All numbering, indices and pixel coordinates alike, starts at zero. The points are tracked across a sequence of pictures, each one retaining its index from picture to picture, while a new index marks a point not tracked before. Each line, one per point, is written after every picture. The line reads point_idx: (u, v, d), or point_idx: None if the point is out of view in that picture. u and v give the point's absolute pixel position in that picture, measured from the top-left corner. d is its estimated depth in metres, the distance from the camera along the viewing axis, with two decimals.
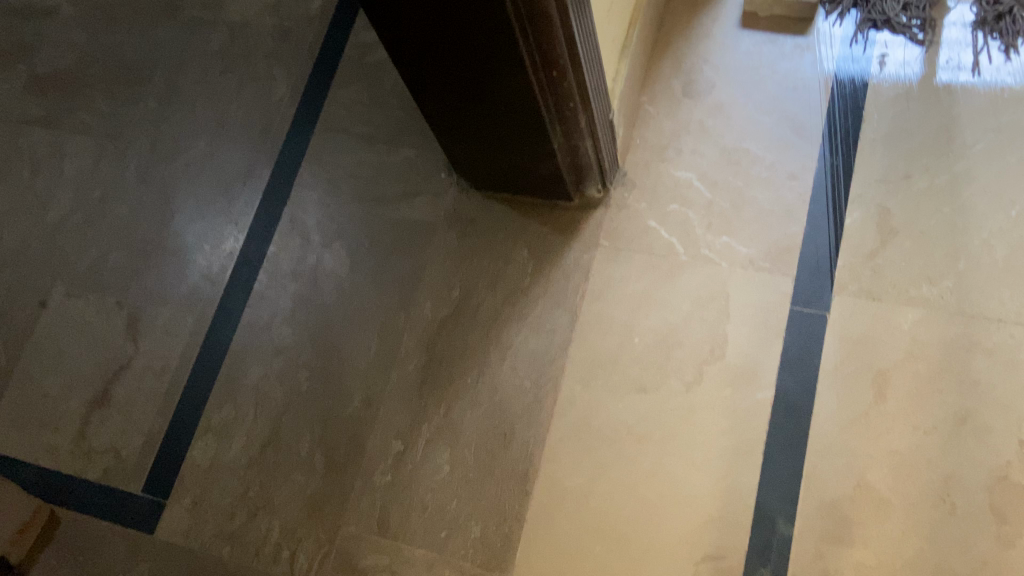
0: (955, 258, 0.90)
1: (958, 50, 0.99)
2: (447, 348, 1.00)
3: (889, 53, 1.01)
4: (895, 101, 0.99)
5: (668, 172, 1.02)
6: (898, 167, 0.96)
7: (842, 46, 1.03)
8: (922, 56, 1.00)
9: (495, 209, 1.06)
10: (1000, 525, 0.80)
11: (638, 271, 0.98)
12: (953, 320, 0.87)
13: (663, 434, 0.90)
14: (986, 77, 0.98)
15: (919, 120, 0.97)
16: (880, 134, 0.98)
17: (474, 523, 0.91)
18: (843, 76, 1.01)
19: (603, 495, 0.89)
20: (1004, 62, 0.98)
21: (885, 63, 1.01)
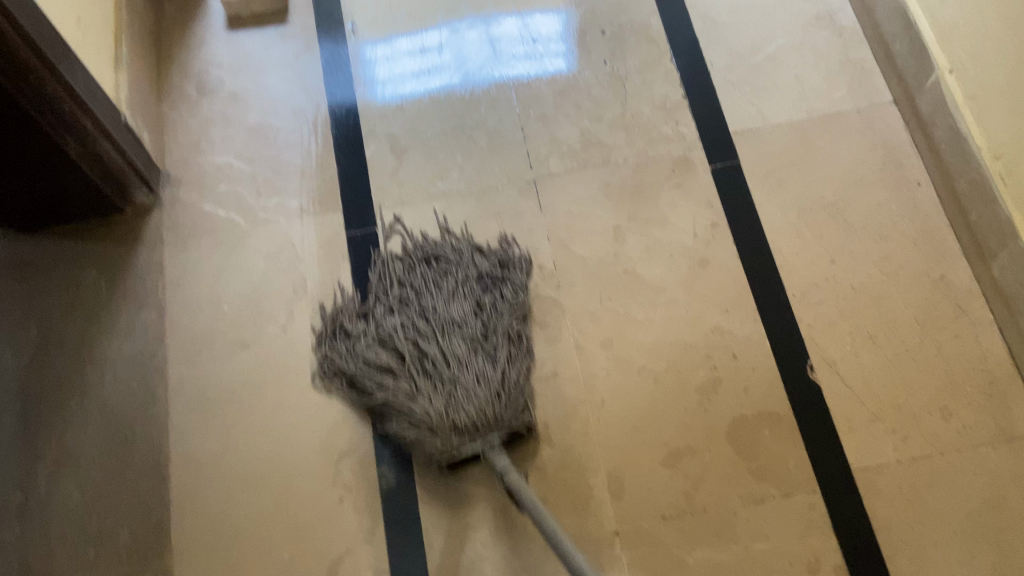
0: (454, 154, 1.11)
1: (456, 47, 1.19)
2: (41, 387, 0.98)
3: (401, 51, 1.19)
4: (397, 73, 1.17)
5: (208, 161, 1.11)
6: (390, 102, 1.15)
7: (365, 47, 1.19)
8: (426, 54, 1.18)
9: (49, 244, 1.06)
10: (545, 329, 1.00)
11: (209, 250, 1.06)
12: (467, 200, 1.08)
13: (275, 374, 0.99)
14: (473, 68, 1.17)
15: (419, 84, 1.16)
16: (373, 83, 1.16)
17: (122, 529, 0.91)
18: (360, 72, 1.17)
19: (238, 447, 0.95)
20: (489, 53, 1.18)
21: (396, 60, 1.18)
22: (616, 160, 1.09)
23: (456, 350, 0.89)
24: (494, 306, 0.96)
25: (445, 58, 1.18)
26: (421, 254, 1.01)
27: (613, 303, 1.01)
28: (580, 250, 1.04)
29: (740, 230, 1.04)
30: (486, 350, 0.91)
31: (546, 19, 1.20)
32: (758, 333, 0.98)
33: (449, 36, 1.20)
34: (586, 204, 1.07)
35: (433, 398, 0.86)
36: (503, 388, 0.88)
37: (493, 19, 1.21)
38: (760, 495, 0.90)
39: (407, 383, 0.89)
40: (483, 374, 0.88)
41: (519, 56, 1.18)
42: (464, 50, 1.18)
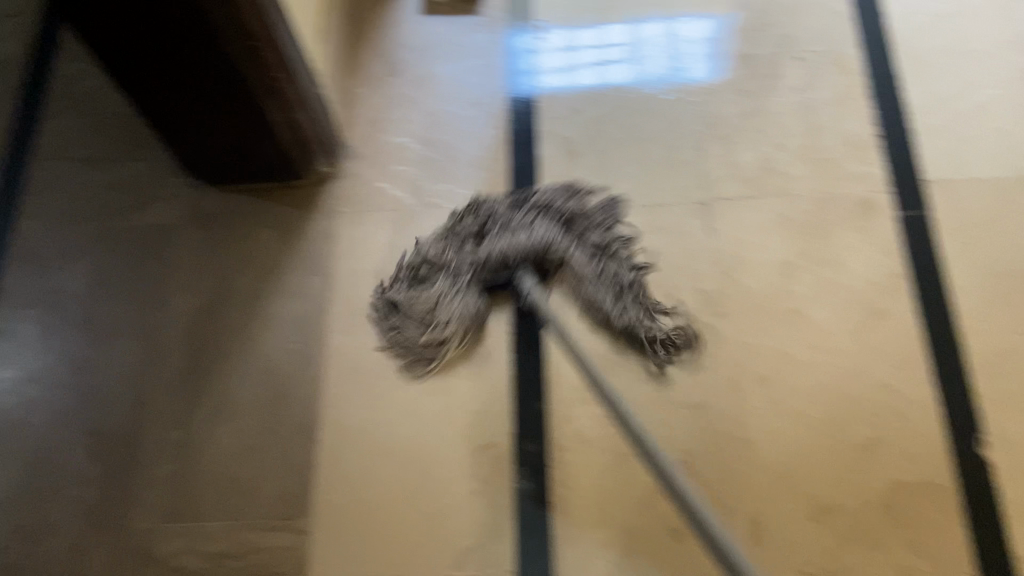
0: (627, 165, 1.09)
1: (607, 49, 1.18)
2: (210, 334, 1.04)
3: (551, 47, 1.19)
4: (566, 75, 1.17)
5: (388, 140, 1.14)
6: (568, 104, 1.15)
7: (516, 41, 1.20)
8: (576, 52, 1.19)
9: (233, 199, 1.12)
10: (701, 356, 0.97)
11: (378, 227, 1.09)
12: (635, 213, 1.06)
13: (426, 358, 1.01)
14: (623, 72, 1.16)
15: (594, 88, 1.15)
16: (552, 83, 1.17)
17: (266, 482, 0.95)
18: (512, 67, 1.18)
19: (383, 423, 0.97)
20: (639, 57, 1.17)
21: (549, 57, 1.18)
22: (795, 194, 1.05)
23: (506, 247, 0.98)
24: (574, 207, 1.02)
25: (589, 57, 1.18)
26: (566, 215, 1.01)
27: (775, 340, 0.97)
28: (747, 281, 1.01)
29: (922, 286, 0.98)
30: (538, 218, 1.01)
31: (696, 23, 1.19)
32: (929, 398, 0.93)
33: (599, 36, 1.20)
34: (758, 234, 1.03)
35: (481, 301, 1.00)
36: (537, 241, 0.99)
37: (645, 21, 1.20)
38: (909, 569, 0.86)
39: (454, 246, 1.01)
40: (526, 232, 0.99)
41: (661, 57, 1.17)
42: (612, 52, 1.18)
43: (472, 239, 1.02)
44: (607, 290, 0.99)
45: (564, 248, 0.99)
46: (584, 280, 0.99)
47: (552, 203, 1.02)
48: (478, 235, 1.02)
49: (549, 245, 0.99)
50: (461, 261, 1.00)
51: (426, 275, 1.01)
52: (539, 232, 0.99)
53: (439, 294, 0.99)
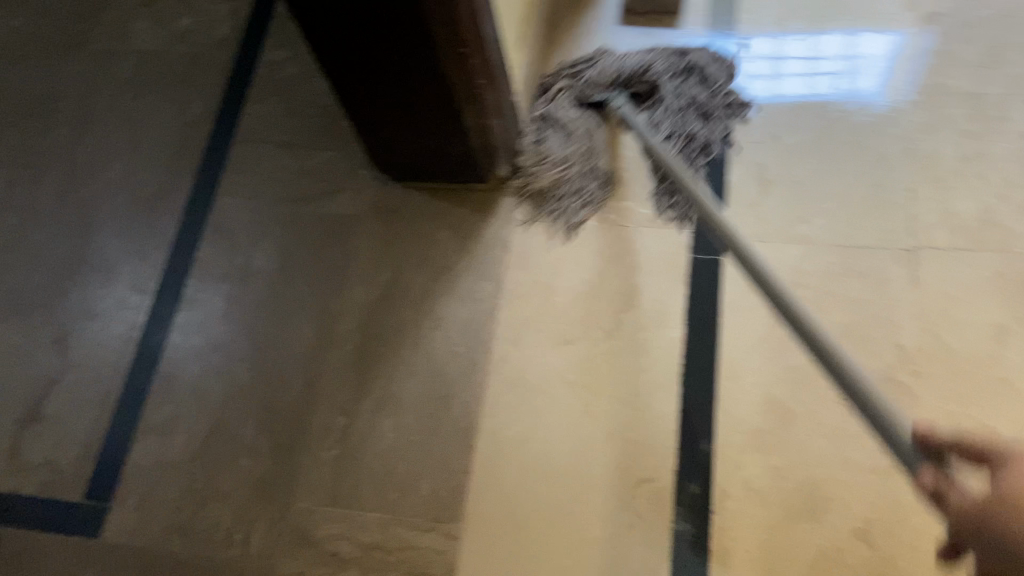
0: (824, 200, 1.03)
1: (779, 64, 1.13)
2: (381, 326, 1.05)
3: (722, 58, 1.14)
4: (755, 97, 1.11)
5: None
6: (763, 130, 1.09)
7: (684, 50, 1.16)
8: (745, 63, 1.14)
9: (414, 196, 1.13)
10: (889, 417, 0.90)
11: (554, 239, 1.07)
12: (829, 253, 0.99)
13: (590, 378, 0.98)
14: (797, 89, 1.11)
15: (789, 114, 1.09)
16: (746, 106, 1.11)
17: (423, 481, 0.96)
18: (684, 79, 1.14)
19: (541, 439, 0.96)
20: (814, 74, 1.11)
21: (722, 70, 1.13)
22: (1016, 252, 0.96)
23: (617, 76, 1.11)
24: (698, 62, 1.11)
25: (761, 70, 1.13)
26: (686, 65, 1.11)
27: (978, 412, 0.88)
28: (950, 341, 0.92)
29: None
30: (647, 60, 1.11)
31: (875, 37, 1.12)
32: None
33: (771, 49, 1.14)
34: (966, 291, 0.95)
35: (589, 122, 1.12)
36: (643, 75, 1.10)
37: (823, 35, 1.14)
38: None
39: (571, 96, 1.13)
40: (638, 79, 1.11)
41: (838, 74, 1.11)
42: (785, 67, 1.13)
43: (591, 78, 1.11)
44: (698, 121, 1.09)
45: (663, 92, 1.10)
46: (679, 116, 1.09)
47: (675, 61, 1.11)
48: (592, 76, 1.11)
49: (654, 77, 1.10)
50: (579, 136, 1.11)
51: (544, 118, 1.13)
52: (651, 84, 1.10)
53: (555, 136, 1.11)
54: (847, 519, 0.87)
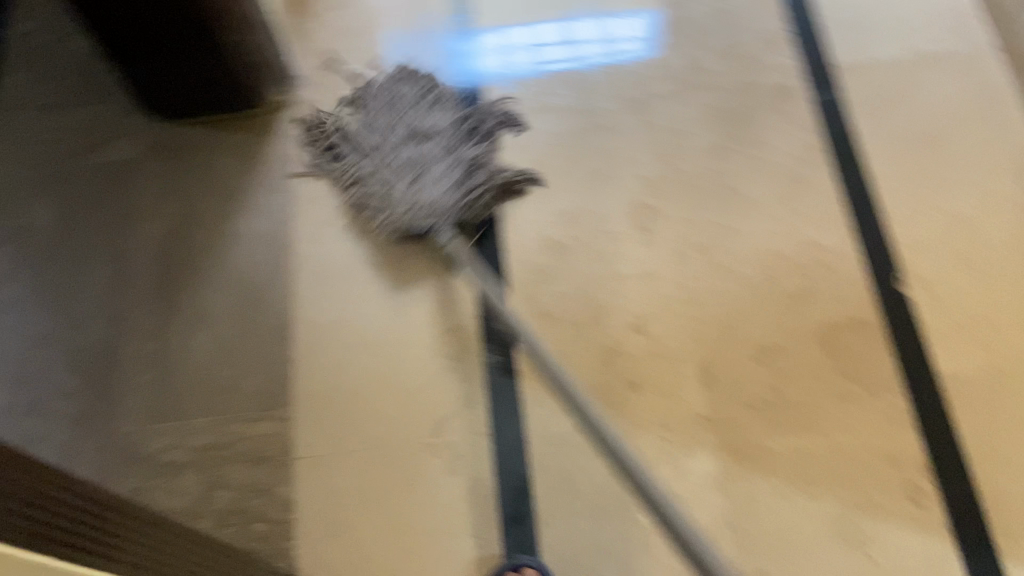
0: (563, 73, 1.18)
1: (538, 36, 1.21)
2: (180, 254, 1.07)
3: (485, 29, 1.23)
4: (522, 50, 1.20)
5: (335, 69, 1.20)
6: (530, 75, 1.18)
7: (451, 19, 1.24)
8: (505, 36, 1.22)
9: (191, 131, 1.16)
10: (644, 233, 1.06)
11: (333, 146, 1.14)
12: (574, 114, 1.15)
13: (388, 257, 1.06)
14: (551, 60, 1.19)
15: (556, 65, 1.19)
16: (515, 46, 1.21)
17: (247, 380, 0.99)
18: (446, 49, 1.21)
19: (353, 317, 1.02)
20: (570, 49, 1.20)
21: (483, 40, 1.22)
22: (720, 85, 1.15)
23: (438, 170, 1.06)
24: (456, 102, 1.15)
25: (520, 42, 1.21)
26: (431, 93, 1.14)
27: (712, 214, 1.06)
28: (681, 165, 1.10)
29: (839, 154, 1.08)
30: (462, 163, 1.07)
31: (630, 20, 1.21)
32: (849, 248, 1.02)
33: (529, 24, 1.22)
34: (687, 123, 1.13)
35: (406, 194, 1.04)
36: (460, 190, 1.05)
37: (574, 20, 1.22)
38: (846, 393, 0.93)
39: (371, 136, 1.10)
40: (453, 175, 1.05)
41: (591, 45, 1.20)
42: (541, 39, 1.21)
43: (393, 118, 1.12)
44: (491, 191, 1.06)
45: (475, 185, 1.05)
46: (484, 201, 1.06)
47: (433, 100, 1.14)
48: (416, 179, 1.05)
49: (461, 155, 1.08)
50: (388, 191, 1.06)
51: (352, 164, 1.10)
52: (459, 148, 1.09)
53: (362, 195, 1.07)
54: (623, 318, 1.01)
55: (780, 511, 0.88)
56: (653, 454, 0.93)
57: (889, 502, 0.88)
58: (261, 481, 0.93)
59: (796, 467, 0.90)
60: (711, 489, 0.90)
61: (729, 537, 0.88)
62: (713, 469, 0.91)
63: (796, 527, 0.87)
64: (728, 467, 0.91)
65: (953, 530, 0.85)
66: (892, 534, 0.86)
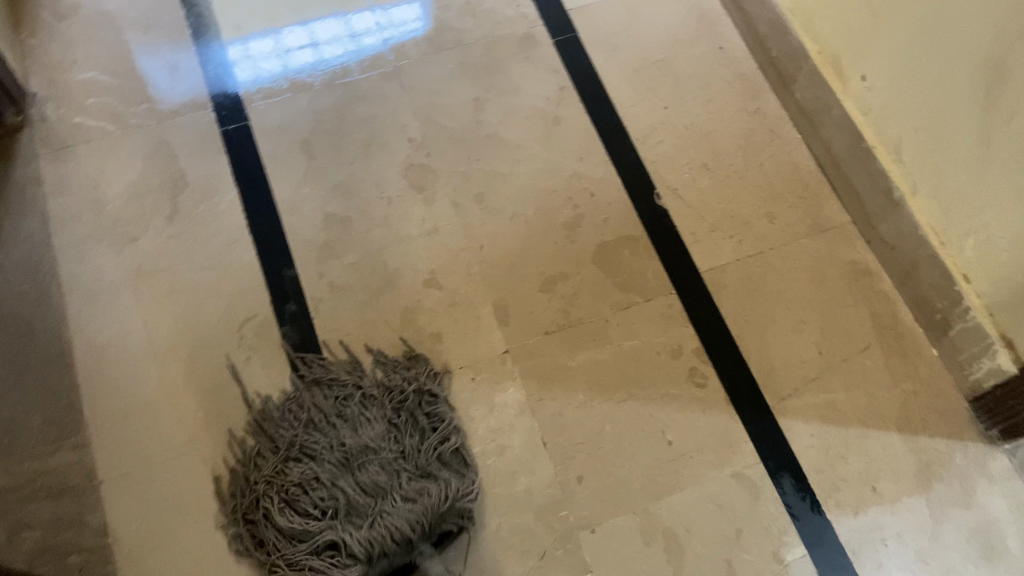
0: (315, 51, 1.18)
1: (311, 37, 1.19)
2: None
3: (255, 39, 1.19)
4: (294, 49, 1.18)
5: (72, 79, 1.14)
6: (308, 73, 1.17)
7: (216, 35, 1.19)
8: (278, 41, 1.19)
9: None
10: (421, 193, 1.09)
11: (85, 158, 1.08)
12: (333, 89, 1.16)
13: (166, 261, 1.03)
14: (329, 57, 1.18)
15: (332, 60, 1.18)
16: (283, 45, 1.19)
17: (32, 413, 0.93)
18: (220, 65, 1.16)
19: (140, 329, 0.99)
20: (346, 44, 1.19)
21: (254, 49, 1.18)
22: (469, 42, 1.20)
23: (375, 473, 0.87)
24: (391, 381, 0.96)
25: (293, 44, 1.19)
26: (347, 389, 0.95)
27: (481, 163, 1.11)
28: (445, 122, 1.14)
29: (585, 91, 1.17)
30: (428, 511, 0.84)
31: (398, 8, 1.22)
32: (609, 174, 1.11)
33: (300, 27, 1.20)
34: (444, 82, 1.17)
35: (342, 498, 0.86)
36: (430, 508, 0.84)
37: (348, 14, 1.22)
38: (626, 304, 1.02)
39: (301, 485, 0.87)
40: (405, 493, 0.85)
41: (365, 37, 1.20)
42: (312, 38, 1.19)
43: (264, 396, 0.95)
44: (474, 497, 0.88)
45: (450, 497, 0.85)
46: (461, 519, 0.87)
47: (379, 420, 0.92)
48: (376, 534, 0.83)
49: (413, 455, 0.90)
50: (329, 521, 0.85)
51: (281, 519, 0.85)
52: (399, 441, 0.90)
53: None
54: (416, 277, 1.04)
55: (587, 420, 0.95)
56: (464, 396, 0.97)
57: (677, 389, 0.97)
58: (68, 514, 0.88)
59: (593, 378, 0.98)
60: (522, 414, 0.96)
61: (545, 453, 0.94)
62: (520, 397, 0.97)
63: (602, 429, 0.95)
64: (533, 391, 0.97)
65: (733, 401, 0.96)
66: (683, 416, 0.95)
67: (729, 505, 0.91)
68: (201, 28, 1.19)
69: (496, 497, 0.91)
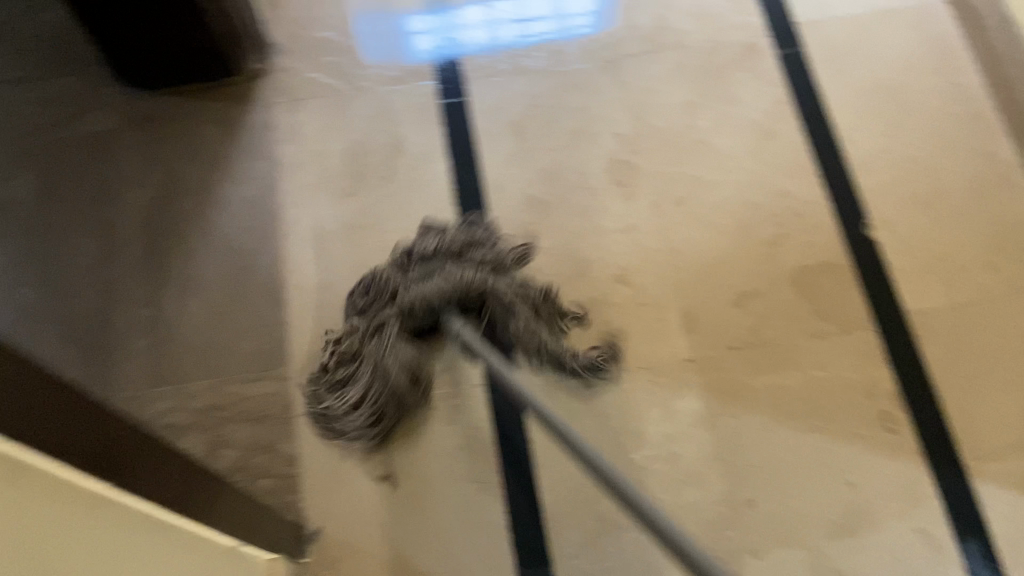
0: (535, 35, 1.21)
1: (516, 16, 1.22)
2: (167, 222, 1.08)
3: (463, 16, 1.22)
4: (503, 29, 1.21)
5: (311, 36, 1.21)
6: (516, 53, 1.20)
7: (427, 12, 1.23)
8: (485, 19, 1.22)
9: (169, 101, 1.16)
10: (623, 188, 1.09)
11: (314, 111, 1.15)
12: (549, 75, 1.18)
13: (375, 220, 1.08)
14: (534, 38, 1.21)
15: (539, 43, 1.20)
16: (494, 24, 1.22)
17: (243, 343, 1.00)
18: (432, 41, 1.21)
19: (345, 279, 1.04)
20: (550, 26, 1.21)
21: (462, 26, 1.22)
22: (690, 44, 1.18)
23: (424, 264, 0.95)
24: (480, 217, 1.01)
25: (498, 22, 1.22)
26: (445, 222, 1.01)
27: (687, 167, 1.10)
28: (655, 122, 1.14)
29: (804, 108, 1.13)
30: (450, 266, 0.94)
31: None
32: (820, 196, 1.07)
33: (505, 6, 1.23)
34: (660, 81, 1.16)
35: (398, 305, 0.92)
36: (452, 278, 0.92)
37: None
38: (821, 333, 0.99)
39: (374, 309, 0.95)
40: (439, 275, 0.93)
41: (568, 20, 1.22)
42: (516, 17, 1.22)
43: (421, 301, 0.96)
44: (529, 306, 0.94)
45: (484, 280, 0.92)
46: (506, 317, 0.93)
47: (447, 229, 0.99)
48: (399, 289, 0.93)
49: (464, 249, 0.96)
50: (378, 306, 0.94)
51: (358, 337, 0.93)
52: (455, 259, 0.95)
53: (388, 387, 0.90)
54: (608, 271, 1.04)
55: (767, 444, 0.93)
56: (643, 396, 0.97)
57: (865, 430, 0.93)
58: (263, 439, 0.95)
59: (777, 403, 0.95)
60: (699, 426, 0.95)
61: (718, 470, 0.92)
62: (699, 408, 0.95)
63: (780, 457, 0.92)
64: (713, 404, 0.95)
65: (925, 453, 0.92)
66: (869, 458, 0.92)
67: (907, 558, 0.87)
68: (417, 4, 1.24)
69: (663, 504, 0.91)
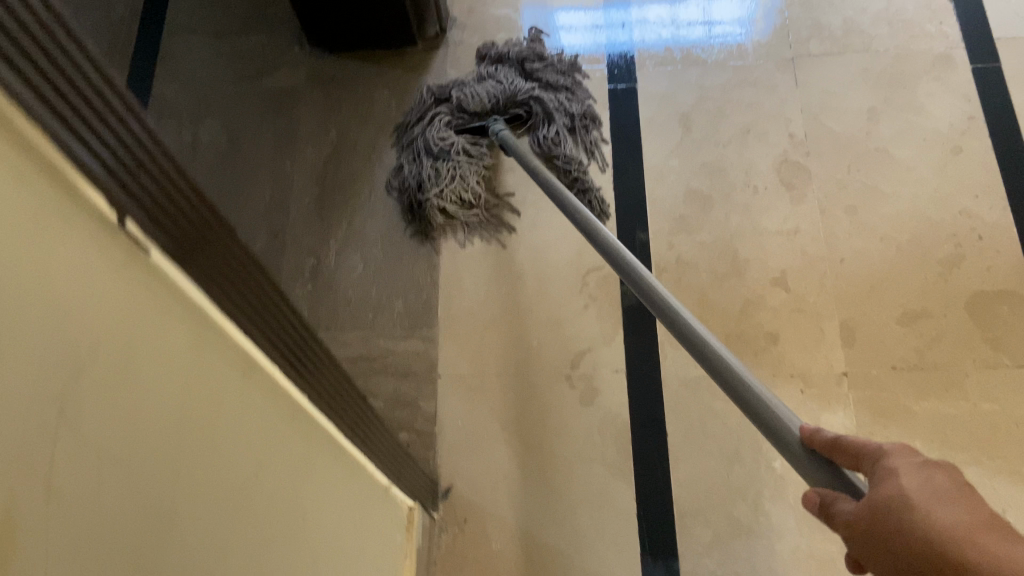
0: (712, 29, 1.19)
1: (679, 17, 1.21)
2: (337, 179, 1.13)
3: (628, 15, 1.22)
4: (671, 30, 1.20)
5: (490, 13, 1.24)
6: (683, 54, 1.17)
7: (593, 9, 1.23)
8: (648, 19, 1.21)
9: (351, 65, 1.21)
10: (789, 191, 1.06)
11: None
12: (723, 69, 1.16)
13: (533, 196, 1.09)
14: (698, 40, 1.18)
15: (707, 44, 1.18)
16: (662, 24, 1.20)
17: (396, 300, 1.04)
18: (597, 37, 1.20)
19: (499, 251, 1.06)
20: (715, 28, 1.19)
21: (627, 25, 1.21)
22: (877, 49, 1.13)
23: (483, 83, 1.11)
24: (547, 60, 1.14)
25: (662, 22, 1.21)
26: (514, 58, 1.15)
27: (860, 175, 1.06)
28: (831, 126, 1.09)
29: (997, 126, 1.06)
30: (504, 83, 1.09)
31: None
32: (1007, 220, 1.00)
33: (668, 7, 1.22)
34: (840, 85, 1.12)
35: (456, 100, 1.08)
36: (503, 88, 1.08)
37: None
38: (993, 363, 0.92)
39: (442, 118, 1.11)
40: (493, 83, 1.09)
41: (733, 23, 1.19)
42: (681, 18, 1.21)
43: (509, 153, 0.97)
44: (566, 116, 1.09)
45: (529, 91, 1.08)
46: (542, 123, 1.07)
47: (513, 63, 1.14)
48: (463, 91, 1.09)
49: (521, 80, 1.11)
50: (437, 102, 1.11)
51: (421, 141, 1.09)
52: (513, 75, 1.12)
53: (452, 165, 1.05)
54: (764, 273, 1.01)
55: None
56: (790, 404, 0.94)
57: None
58: (407, 395, 0.98)
59: (937, 431, 0.90)
60: None
61: None
62: (850, 424, 0.92)
63: None
64: (866, 422, 0.91)
65: None
66: None
67: None
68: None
69: (804, 516, 0.87)
